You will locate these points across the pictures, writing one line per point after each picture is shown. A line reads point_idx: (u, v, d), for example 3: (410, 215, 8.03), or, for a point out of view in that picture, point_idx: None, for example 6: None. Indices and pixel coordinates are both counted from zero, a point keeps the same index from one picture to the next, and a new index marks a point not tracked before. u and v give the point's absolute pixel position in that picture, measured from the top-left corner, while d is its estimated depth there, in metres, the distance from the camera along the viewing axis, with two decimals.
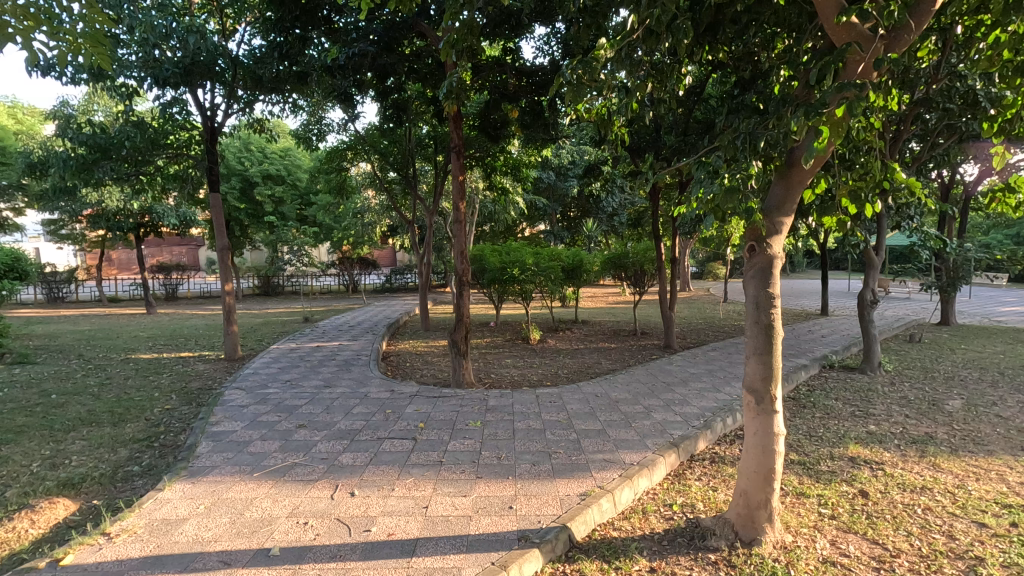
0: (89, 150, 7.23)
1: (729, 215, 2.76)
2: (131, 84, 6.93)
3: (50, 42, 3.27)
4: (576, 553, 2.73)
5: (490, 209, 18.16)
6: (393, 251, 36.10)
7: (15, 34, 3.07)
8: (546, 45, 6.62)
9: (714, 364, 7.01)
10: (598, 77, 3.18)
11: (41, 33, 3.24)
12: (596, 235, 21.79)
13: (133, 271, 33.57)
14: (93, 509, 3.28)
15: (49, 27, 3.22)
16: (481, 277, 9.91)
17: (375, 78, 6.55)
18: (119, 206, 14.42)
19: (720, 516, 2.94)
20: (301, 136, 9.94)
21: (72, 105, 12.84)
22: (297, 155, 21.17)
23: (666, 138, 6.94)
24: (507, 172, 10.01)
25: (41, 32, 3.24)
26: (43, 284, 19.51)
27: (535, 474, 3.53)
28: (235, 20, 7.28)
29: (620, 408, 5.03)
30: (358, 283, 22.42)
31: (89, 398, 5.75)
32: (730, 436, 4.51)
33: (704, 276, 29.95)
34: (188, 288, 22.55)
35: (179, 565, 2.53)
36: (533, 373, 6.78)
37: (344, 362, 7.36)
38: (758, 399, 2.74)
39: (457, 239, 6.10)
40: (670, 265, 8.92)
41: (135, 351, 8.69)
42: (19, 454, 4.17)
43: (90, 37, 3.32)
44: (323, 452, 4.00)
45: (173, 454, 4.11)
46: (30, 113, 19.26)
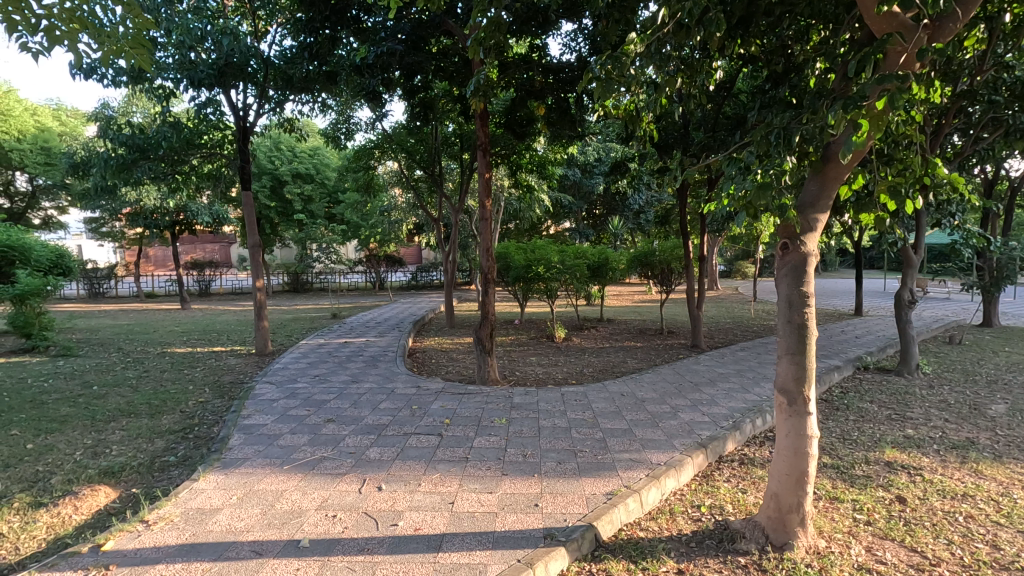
0: (128, 150, 7.44)
1: (761, 212, 2.69)
2: (168, 86, 7.14)
3: (95, 45, 3.39)
4: (602, 552, 2.72)
5: (515, 207, 18.20)
6: (419, 249, 36.71)
7: (63, 37, 3.21)
8: (573, 42, 6.58)
9: (744, 365, 6.87)
10: (627, 73, 3.15)
11: (86, 37, 3.36)
12: (623, 233, 21.61)
13: (169, 268, 34.80)
14: (132, 497, 3.39)
15: (95, 30, 3.34)
16: (507, 275, 9.91)
17: (402, 78, 6.62)
18: (156, 205, 14.94)
19: (750, 520, 2.88)
20: (330, 135, 10.11)
21: (113, 107, 13.36)
22: (326, 154, 21.56)
23: (695, 135, 6.81)
24: (533, 169, 10.02)
25: (87, 36, 3.36)
26: (86, 280, 20.41)
27: (561, 473, 3.52)
28: (267, 22, 7.42)
29: (647, 407, 4.97)
30: (384, 280, 22.72)
31: (128, 389, 5.96)
32: (760, 437, 4.42)
33: (732, 274, 29.42)
34: (220, 285, 23.18)
35: (213, 553, 2.60)
36: (557, 372, 6.77)
37: (371, 358, 7.46)
38: (791, 400, 2.68)
39: (483, 237, 6.10)
40: (698, 263, 8.65)
41: (171, 345, 8.98)
42: (63, 442, 4.35)
43: (133, 40, 3.45)
44: (351, 446, 4.06)
45: (207, 445, 4.23)
46: (74, 116, 19.97)
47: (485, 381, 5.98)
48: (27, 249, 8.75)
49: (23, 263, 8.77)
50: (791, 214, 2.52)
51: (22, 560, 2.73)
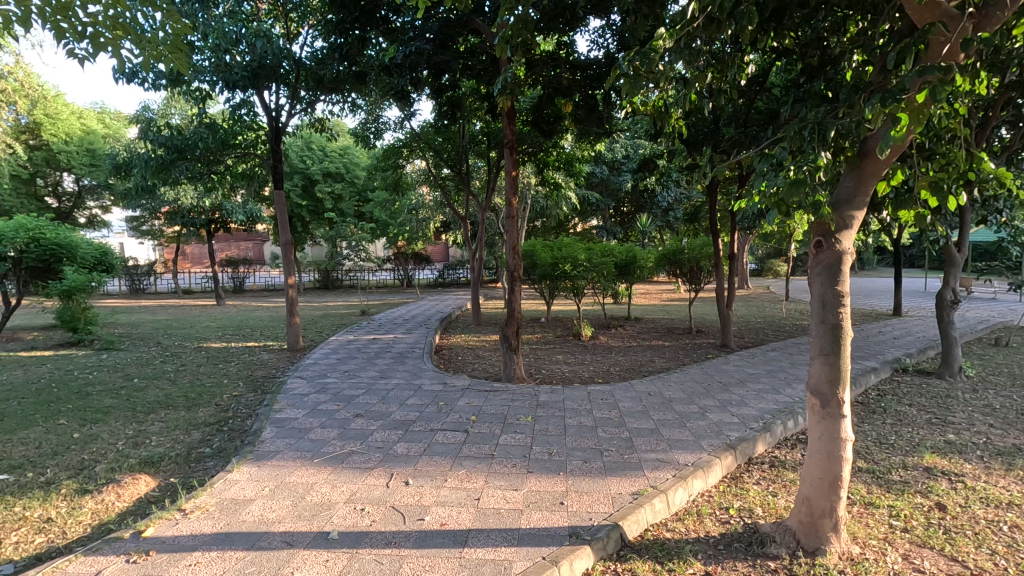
0: (167, 150, 7.70)
1: (794, 209, 2.63)
2: (205, 88, 7.35)
3: (137, 51, 3.53)
4: (628, 552, 2.70)
5: (542, 204, 18.18)
6: (446, 247, 37.16)
7: (107, 44, 3.34)
8: (601, 38, 6.52)
9: (775, 365, 6.72)
10: (656, 69, 3.13)
11: (129, 43, 3.50)
12: (651, 231, 21.38)
13: (205, 266, 35.97)
14: (171, 486, 3.52)
15: (137, 37, 3.48)
16: (533, 273, 9.90)
17: (430, 77, 6.66)
18: (193, 203, 15.42)
19: (780, 524, 2.82)
20: (359, 135, 10.26)
21: (153, 109, 13.83)
22: (355, 154, 21.92)
23: (726, 130, 6.66)
24: (560, 167, 10.01)
25: (129, 43, 3.50)
26: (128, 276, 21.25)
27: (587, 472, 3.50)
28: (299, 24, 7.54)
29: (674, 407, 4.90)
30: (412, 278, 23.00)
31: (167, 382, 6.18)
32: (791, 439, 4.32)
33: (764, 272, 28.80)
34: (254, 281, 23.80)
35: (246, 543, 2.68)
36: (584, 370, 6.74)
37: (399, 355, 7.56)
38: (824, 402, 2.61)
39: (509, 235, 6.11)
40: (728, 262, 8.46)
41: (207, 340, 9.26)
42: (107, 432, 4.53)
43: (172, 44, 3.58)
44: (379, 441, 4.13)
45: (241, 438, 4.35)
46: (117, 118, 20.73)
47: (510, 379, 5.99)
48: (72, 247, 9.14)
49: (70, 260, 9.18)
50: (826, 211, 2.45)
51: (69, 544, 2.86)
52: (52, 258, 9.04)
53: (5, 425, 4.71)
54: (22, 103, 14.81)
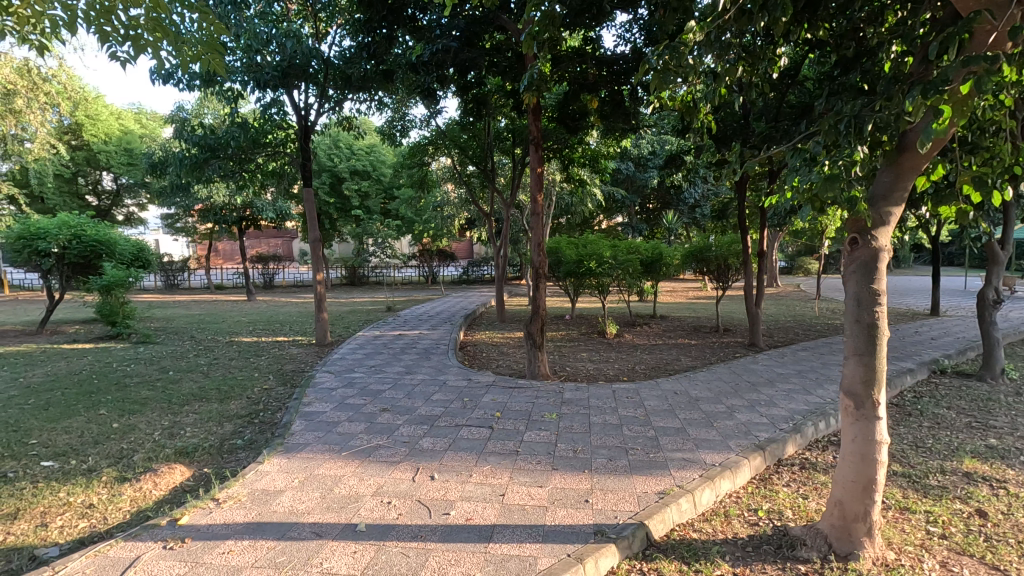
0: (200, 149, 7.94)
1: (829, 206, 2.57)
2: (236, 88, 7.50)
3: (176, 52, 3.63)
4: (654, 551, 2.68)
5: (567, 201, 18.09)
6: (470, 243, 37.41)
7: (148, 45, 3.44)
8: (627, 33, 6.45)
9: (806, 365, 6.57)
10: (685, 63, 3.07)
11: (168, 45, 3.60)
12: (678, 228, 21.09)
13: (237, 262, 36.88)
14: (204, 476, 3.63)
15: (176, 39, 3.57)
16: (558, 270, 9.86)
17: (457, 74, 6.68)
18: (225, 201, 15.79)
19: (811, 526, 2.76)
20: (386, 133, 10.36)
21: (187, 109, 14.21)
22: (382, 152, 22.17)
23: (756, 125, 6.50)
24: (585, 163, 9.93)
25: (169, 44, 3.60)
26: (163, 272, 21.92)
27: (611, 470, 3.48)
28: (328, 24, 7.63)
29: (701, 407, 4.84)
30: (436, 274, 23.17)
31: (200, 375, 6.36)
32: (823, 441, 4.22)
33: (794, 271, 28.08)
34: (283, 278, 24.29)
35: (277, 533, 2.74)
36: (609, 368, 6.69)
37: (424, 351, 7.63)
38: (858, 403, 2.55)
39: (535, 232, 6.09)
40: (757, 259, 8.28)
41: (238, 334, 9.49)
42: (144, 423, 4.68)
43: (210, 45, 3.67)
44: (405, 436, 4.18)
45: (271, 430, 4.45)
46: (154, 118, 21.35)
47: (535, 376, 5.99)
48: (111, 243, 9.46)
49: (109, 257, 9.50)
50: (861, 207, 2.38)
51: (109, 529, 2.97)
52: (93, 254, 9.39)
53: (49, 414, 4.91)
54: (65, 106, 15.37)
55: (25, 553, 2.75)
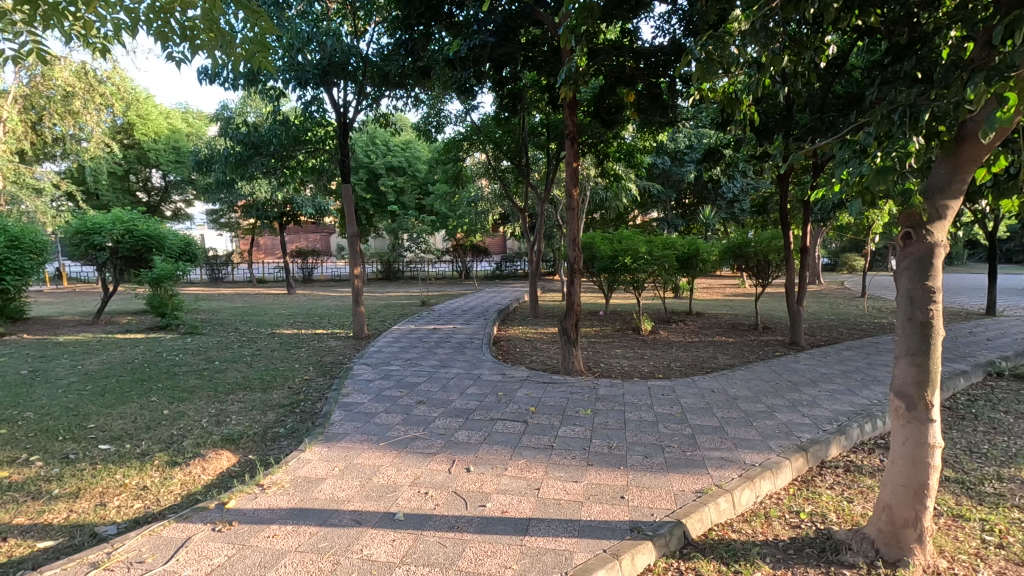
0: (245, 147, 8.23)
1: (881, 199, 2.47)
2: (278, 87, 7.71)
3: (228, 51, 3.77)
4: (691, 551, 2.64)
5: (601, 196, 17.92)
6: (503, 239, 37.62)
7: (203, 46, 3.59)
8: (666, 24, 6.34)
9: (851, 365, 6.34)
10: (728, 54, 3.02)
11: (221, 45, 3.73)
12: (715, 223, 20.64)
13: (278, 257, 38.00)
14: (250, 462, 3.76)
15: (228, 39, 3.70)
16: (592, 266, 9.79)
17: (493, 69, 6.69)
18: (267, 197, 16.27)
19: (857, 531, 2.68)
20: (421, 129, 10.47)
21: (231, 108, 14.69)
22: (417, 148, 22.46)
23: (800, 117, 6.29)
24: (620, 158, 9.83)
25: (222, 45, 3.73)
26: (208, 266, 22.80)
27: (648, 467, 3.45)
28: (366, 22, 7.73)
29: (740, 405, 4.74)
30: (470, 269, 23.35)
31: (244, 365, 6.59)
32: (869, 444, 4.08)
33: (839, 268, 27.07)
34: (321, 271, 24.94)
35: (319, 519, 2.82)
36: (644, 365, 6.61)
37: (459, 345, 7.71)
38: (910, 404, 2.45)
39: (570, 227, 6.06)
40: (799, 256, 8.01)
41: (280, 327, 9.78)
42: (193, 410, 4.88)
43: (260, 43, 3.79)
44: (441, 428, 4.23)
45: (312, 420, 4.58)
46: (200, 117, 22.15)
47: (569, 372, 5.98)
48: (161, 238, 9.87)
49: (159, 251, 9.92)
50: (917, 200, 2.29)
51: (162, 511, 3.11)
52: (144, 248, 9.81)
53: (105, 400, 5.17)
54: (118, 107, 16.09)
55: (87, 530, 2.92)
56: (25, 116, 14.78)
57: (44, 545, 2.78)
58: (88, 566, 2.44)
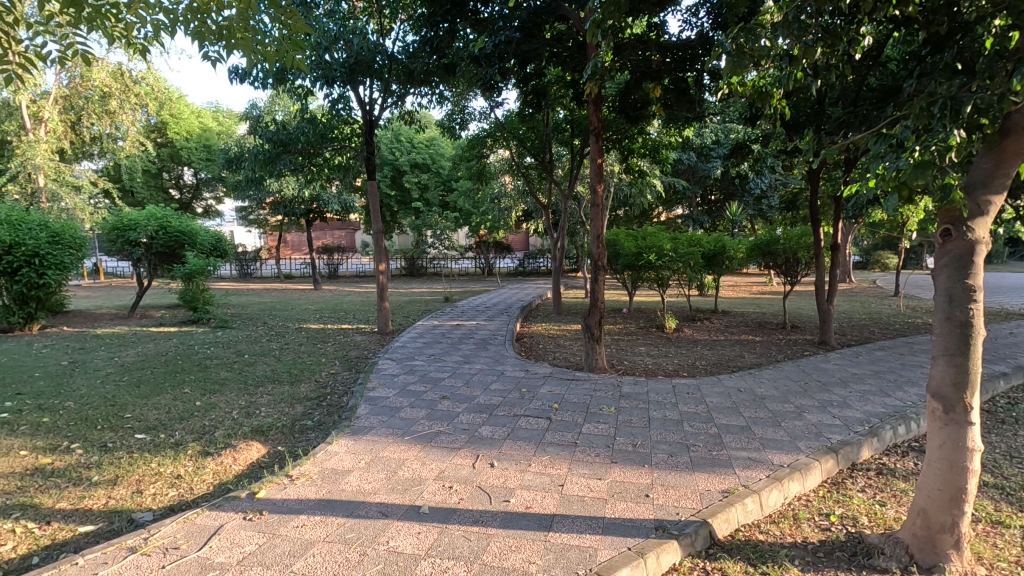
0: (273, 145, 8.38)
1: (918, 195, 2.40)
2: (306, 86, 7.83)
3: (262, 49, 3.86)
4: (717, 551, 2.61)
5: (625, 193, 17.77)
6: (526, 236, 37.62)
7: (238, 45, 3.69)
8: (694, 17, 6.23)
9: (884, 365, 6.17)
10: (760, 47, 2.96)
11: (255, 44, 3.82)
12: (742, 220, 20.30)
13: (304, 253, 38.62)
14: (279, 453, 3.85)
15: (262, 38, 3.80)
16: (616, 263, 9.72)
17: (518, 65, 6.68)
18: (294, 194, 16.55)
19: (890, 535, 2.61)
20: (446, 126, 10.51)
21: (259, 106, 14.98)
22: (441, 145, 22.61)
23: (832, 110, 6.13)
24: (645, 154, 9.73)
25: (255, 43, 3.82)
26: (238, 262, 23.32)
27: (673, 466, 3.41)
28: (392, 20, 7.78)
29: (768, 405, 4.66)
30: (493, 266, 23.39)
31: (272, 359, 6.73)
32: (902, 447, 3.97)
33: (871, 266, 26.38)
34: (346, 267, 25.26)
35: (346, 510, 2.87)
36: (668, 363, 6.55)
37: (482, 341, 7.75)
38: (947, 407, 2.38)
39: (594, 224, 6.02)
40: (830, 253, 7.80)
41: (306, 321, 9.95)
42: (224, 402, 5.00)
43: (293, 41, 3.88)
44: (464, 423, 4.26)
45: (338, 413, 4.66)
46: (230, 116, 22.62)
47: (593, 369, 5.95)
48: (193, 234, 10.12)
49: (192, 247, 10.18)
50: (956, 195, 2.21)
51: (195, 499, 3.21)
52: (177, 244, 10.07)
53: (141, 391, 5.34)
54: (152, 106, 16.54)
55: (125, 516, 3.02)
56: (64, 117, 15.44)
57: (85, 530, 2.88)
58: (126, 550, 2.53)
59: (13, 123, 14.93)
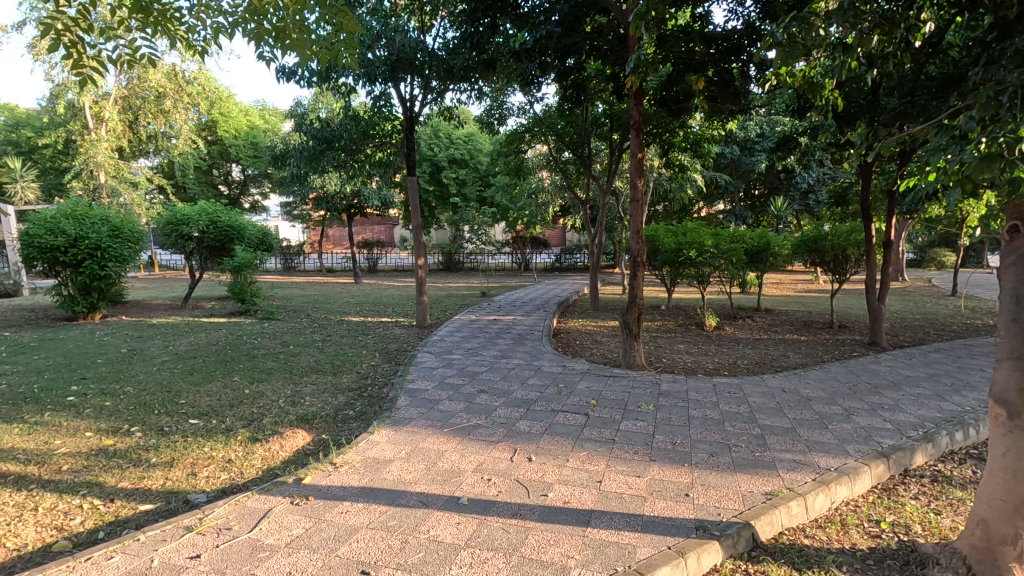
0: (318, 141, 8.59)
1: (986, 188, 2.27)
2: (349, 84, 7.99)
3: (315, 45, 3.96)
4: (760, 554, 2.56)
5: (665, 188, 17.45)
6: (563, 231, 37.49)
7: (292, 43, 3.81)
8: (741, 7, 6.07)
9: (940, 368, 5.88)
10: (815, 36, 2.91)
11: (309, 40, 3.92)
12: (787, 215, 19.63)
13: (345, 247, 39.51)
14: (323, 441, 3.97)
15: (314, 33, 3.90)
16: (655, 259, 9.58)
17: (558, 60, 6.64)
18: (336, 190, 16.95)
19: (947, 546, 2.49)
20: (484, 121, 10.54)
21: (304, 104, 15.38)
22: (480, 140, 22.76)
23: (888, 102, 5.86)
24: (687, 148, 9.55)
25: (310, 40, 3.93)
26: (282, 256, 24.07)
27: (714, 466, 3.36)
28: (433, 16, 7.82)
29: (814, 407, 4.52)
30: (529, 261, 23.38)
31: (316, 350, 6.93)
32: (960, 454, 3.78)
33: (925, 263, 25.06)
34: (385, 262, 25.71)
35: (388, 499, 2.94)
36: (708, 362, 6.42)
37: (519, 336, 7.77)
38: (1012, 413, 2.25)
39: (634, 219, 5.95)
40: (882, 250, 7.45)
41: (348, 314, 10.20)
42: (271, 391, 5.19)
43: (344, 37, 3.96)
44: (502, 417, 4.30)
45: (379, 404, 4.76)
46: (275, 114, 23.32)
47: (631, 366, 5.89)
48: (241, 228, 10.49)
49: (240, 241, 10.55)
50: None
51: (245, 482, 3.35)
52: (226, 238, 10.46)
53: (194, 379, 5.59)
54: (204, 105, 17.19)
55: (180, 496, 3.17)
56: (123, 117, 16.23)
57: (145, 508, 3.05)
58: (183, 529, 2.67)
59: (77, 123, 15.81)
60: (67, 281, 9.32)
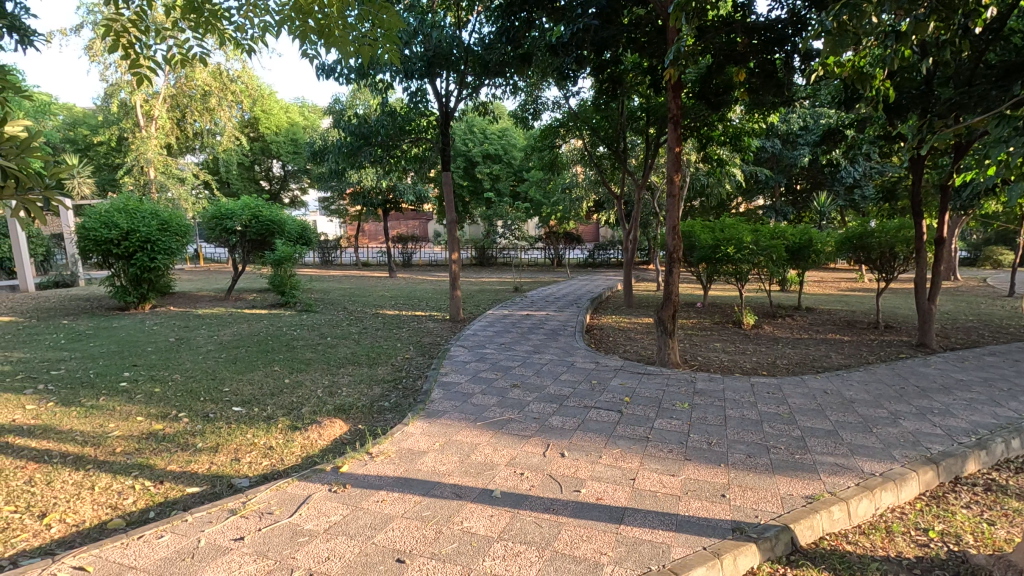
0: (356, 138, 8.74)
1: None
2: (387, 80, 8.09)
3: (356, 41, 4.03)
4: (799, 558, 2.50)
5: (703, 183, 17.09)
6: (597, 227, 37.17)
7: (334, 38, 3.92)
8: None
9: (995, 372, 5.59)
10: (864, 25, 2.80)
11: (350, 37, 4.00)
12: (831, 211, 18.95)
13: (380, 242, 40.14)
14: (359, 431, 4.06)
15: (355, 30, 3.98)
16: (691, 255, 9.40)
17: (595, 53, 6.56)
18: (372, 185, 17.22)
19: (1000, 557, 2.36)
20: (519, 116, 10.54)
21: (342, 101, 15.66)
22: (514, 136, 22.73)
23: (942, 91, 5.58)
24: (726, 142, 9.33)
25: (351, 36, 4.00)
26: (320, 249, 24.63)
27: (751, 467, 3.29)
28: (469, 11, 7.83)
29: (858, 409, 4.37)
30: (562, 256, 23.26)
31: (352, 342, 7.07)
32: (1016, 462, 3.59)
33: (979, 262, 23.81)
34: (419, 256, 26.02)
35: (423, 489, 2.99)
36: (746, 361, 6.27)
37: (552, 331, 7.75)
38: None
39: (670, 215, 5.85)
40: (933, 247, 7.12)
41: (383, 307, 10.37)
42: (310, 381, 5.32)
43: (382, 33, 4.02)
44: (535, 412, 4.30)
45: (413, 396, 4.84)
46: (314, 110, 23.83)
47: (665, 364, 5.80)
48: (281, 223, 10.76)
49: (280, 235, 10.84)
50: None
51: (285, 469, 3.46)
52: (268, 233, 10.76)
53: (237, 368, 5.79)
54: (247, 103, 17.69)
55: (225, 480, 3.30)
56: (172, 115, 16.86)
57: (192, 491, 3.18)
58: (227, 512, 2.77)
59: (129, 122, 16.50)
60: (120, 272, 9.76)
